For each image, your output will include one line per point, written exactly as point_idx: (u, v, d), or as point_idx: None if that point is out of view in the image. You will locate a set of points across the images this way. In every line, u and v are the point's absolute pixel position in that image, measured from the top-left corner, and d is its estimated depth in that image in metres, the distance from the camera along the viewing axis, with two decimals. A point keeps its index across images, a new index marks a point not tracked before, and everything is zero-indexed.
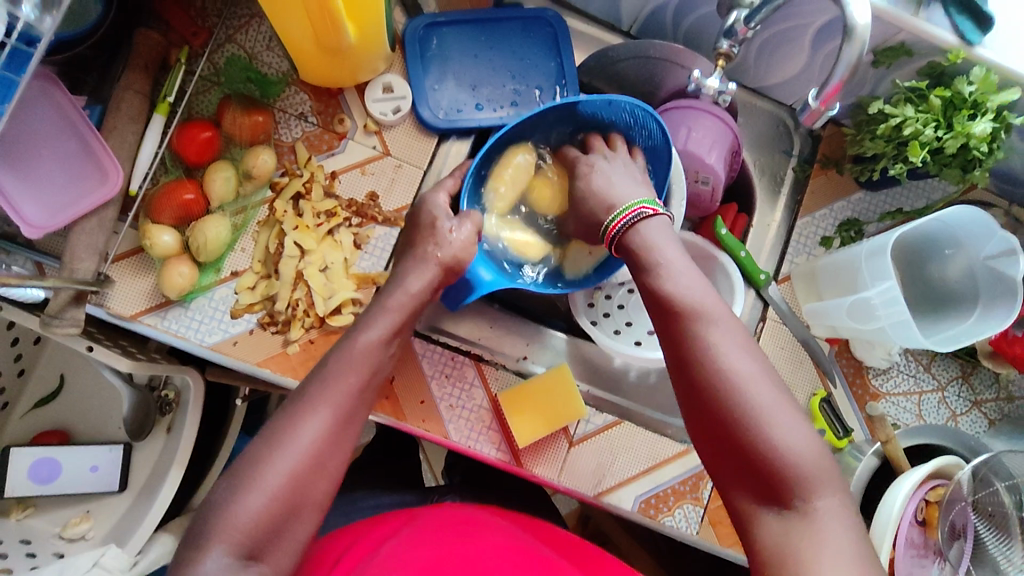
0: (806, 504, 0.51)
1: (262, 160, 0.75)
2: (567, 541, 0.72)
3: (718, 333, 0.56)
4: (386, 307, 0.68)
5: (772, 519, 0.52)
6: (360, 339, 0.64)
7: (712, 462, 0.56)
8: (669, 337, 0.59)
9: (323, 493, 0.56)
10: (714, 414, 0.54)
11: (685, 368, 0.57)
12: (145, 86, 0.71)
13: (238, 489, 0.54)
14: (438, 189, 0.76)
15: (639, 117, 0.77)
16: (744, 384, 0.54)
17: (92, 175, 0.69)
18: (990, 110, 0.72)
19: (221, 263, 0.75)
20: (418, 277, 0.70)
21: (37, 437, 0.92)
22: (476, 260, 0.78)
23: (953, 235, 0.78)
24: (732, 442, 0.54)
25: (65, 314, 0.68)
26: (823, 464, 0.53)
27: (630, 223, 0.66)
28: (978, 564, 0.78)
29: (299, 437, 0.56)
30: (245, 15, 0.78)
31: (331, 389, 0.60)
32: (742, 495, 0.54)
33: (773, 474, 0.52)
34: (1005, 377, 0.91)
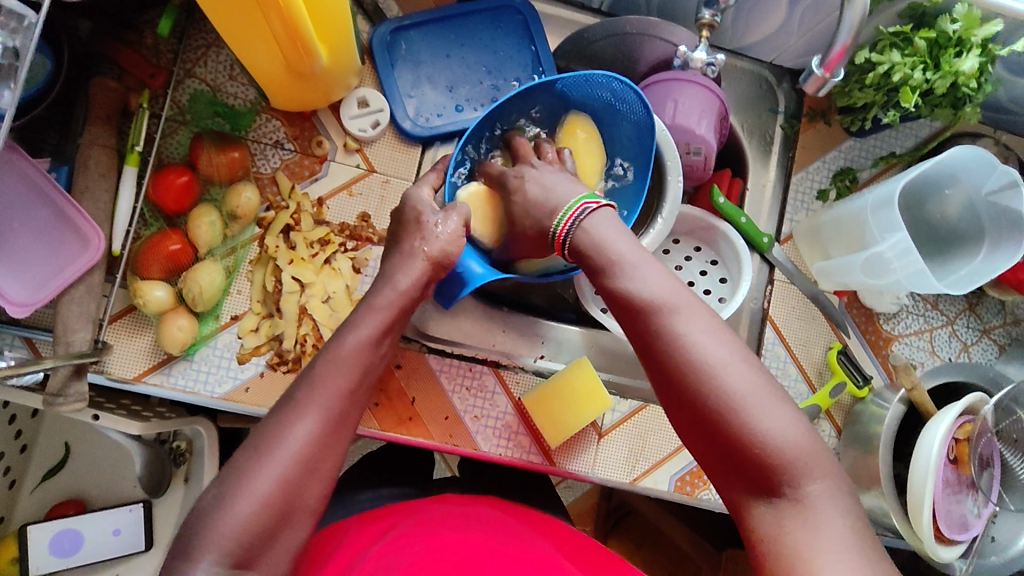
0: (797, 488, 0.50)
1: (244, 198, 0.72)
2: (579, 541, 0.65)
3: (683, 323, 0.54)
4: (374, 306, 0.61)
5: (766, 508, 0.51)
6: (347, 343, 0.58)
7: (697, 454, 0.55)
8: (635, 332, 0.57)
9: (318, 497, 0.52)
10: (690, 405, 0.53)
11: (659, 363, 0.55)
12: (110, 138, 0.68)
13: (227, 492, 0.49)
14: (421, 184, 0.70)
15: (619, 91, 0.73)
16: (712, 370, 0.52)
17: (71, 242, 0.65)
18: (976, 45, 0.71)
19: (219, 309, 0.72)
20: (407, 276, 0.63)
21: (52, 509, 0.90)
22: (466, 252, 0.73)
23: (951, 173, 0.77)
24: (712, 433, 0.52)
25: (68, 391, 0.64)
26: (808, 442, 0.51)
27: (579, 221, 0.63)
28: (1010, 490, 0.82)
29: (291, 441, 0.51)
30: (202, 46, 0.74)
31: (321, 388, 0.55)
32: (733, 484, 0.52)
33: (758, 461, 0.50)
34: (1010, 302, 0.92)
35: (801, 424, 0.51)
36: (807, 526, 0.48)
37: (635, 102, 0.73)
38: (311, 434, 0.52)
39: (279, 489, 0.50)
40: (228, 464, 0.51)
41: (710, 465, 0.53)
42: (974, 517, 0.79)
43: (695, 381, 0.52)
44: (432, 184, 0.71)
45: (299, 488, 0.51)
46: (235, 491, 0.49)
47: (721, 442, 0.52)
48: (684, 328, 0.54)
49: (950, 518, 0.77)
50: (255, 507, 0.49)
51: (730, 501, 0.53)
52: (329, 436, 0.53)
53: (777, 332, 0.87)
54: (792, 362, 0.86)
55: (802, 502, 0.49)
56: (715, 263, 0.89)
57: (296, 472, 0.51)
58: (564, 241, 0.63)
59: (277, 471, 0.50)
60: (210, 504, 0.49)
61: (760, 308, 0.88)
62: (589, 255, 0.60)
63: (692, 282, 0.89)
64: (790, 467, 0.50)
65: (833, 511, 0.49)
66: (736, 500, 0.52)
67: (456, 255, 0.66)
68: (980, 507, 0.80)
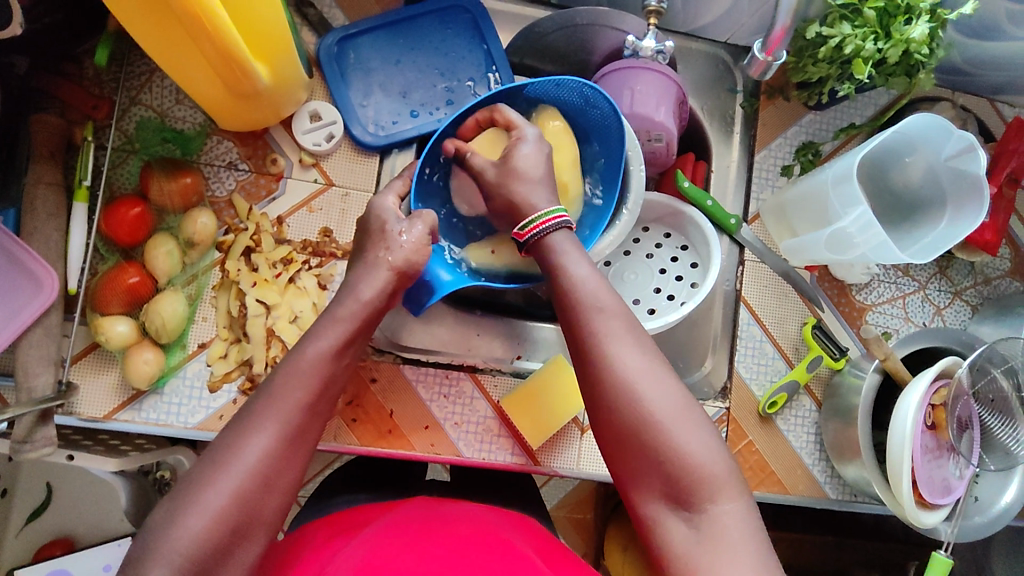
0: (715, 509, 0.51)
1: (201, 223, 0.70)
2: (558, 552, 0.62)
3: (620, 341, 0.56)
4: (336, 316, 0.60)
5: (681, 527, 0.51)
6: (308, 352, 0.57)
7: (617, 469, 0.55)
8: (578, 344, 0.57)
9: (275, 510, 0.51)
10: (615, 420, 0.54)
11: (592, 376, 0.56)
12: (56, 175, 0.67)
13: (176, 511, 0.48)
14: (386, 192, 0.69)
15: (591, 97, 0.72)
16: (642, 389, 0.53)
17: (23, 286, 0.64)
18: (924, 12, 0.71)
19: (185, 338, 0.71)
20: (369, 285, 0.62)
21: (39, 551, 0.89)
22: (432, 261, 0.73)
23: (909, 141, 0.77)
24: (633, 448, 0.53)
25: (35, 437, 0.64)
26: (729, 466, 0.52)
27: (544, 231, 0.63)
28: (989, 451, 0.83)
29: (245, 456, 0.50)
30: (145, 72, 0.73)
31: (277, 402, 0.53)
32: (651, 502, 0.53)
33: (676, 478, 0.51)
34: (979, 263, 0.93)
35: (723, 451, 0.53)
36: (722, 544, 0.49)
37: (606, 107, 0.73)
38: (269, 452, 0.51)
39: (233, 505, 0.49)
40: (179, 479, 0.50)
41: (630, 481, 0.54)
42: (956, 479, 0.80)
43: (633, 395, 0.53)
44: (396, 192, 0.70)
45: (262, 512, 0.50)
46: (186, 508, 0.48)
47: (642, 456, 0.53)
48: (619, 344, 0.55)
49: (932, 483, 0.78)
50: (209, 524, 0.48)
51: (643, 520, 0.53)
52: (287, 451, 0.52)
53: (751, 312, 0.87)
54: (768, 341, 0.87)
55: (714, 522, 0.50)
56: (685, 249, 0.89)
57: (252, 487, 0.50)
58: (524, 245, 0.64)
59: (230, 487, 0.49)
60: (161, 522, 0.48)
61: (733, 289, 0.88)
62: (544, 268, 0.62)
63: (664, 269, 0.89)
64: (711, 489, 0.51)
65: (750, 534, 0.50)
66: (649, 518, 0.53)
67: (419, 263, 0.64)
68: (961, 469, 0.81)
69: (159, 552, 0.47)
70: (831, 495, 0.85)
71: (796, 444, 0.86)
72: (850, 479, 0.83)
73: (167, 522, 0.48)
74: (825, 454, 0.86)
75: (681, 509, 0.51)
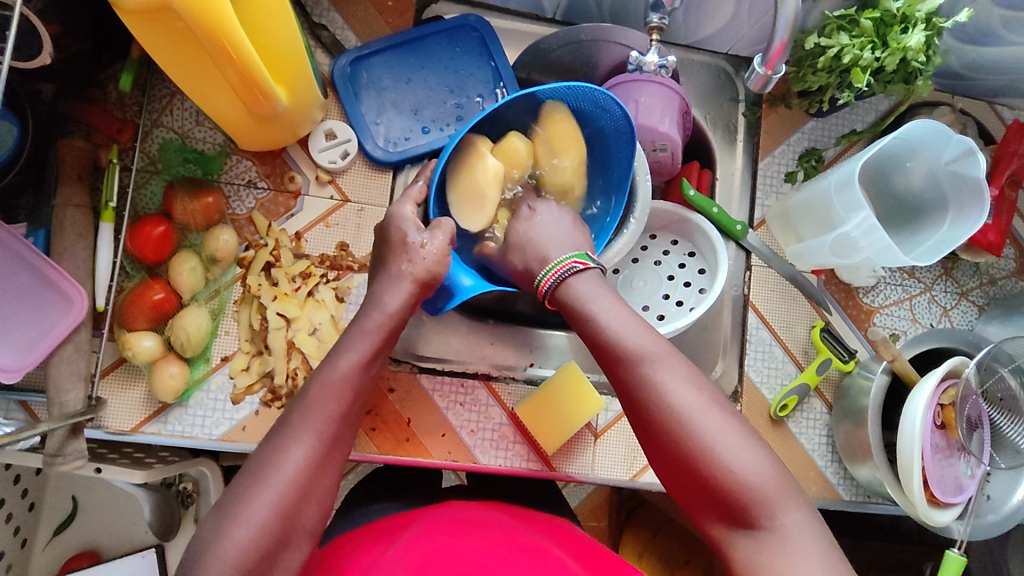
0: (779, 527, 0.52)
1: (222, 240, 0.73)
2: (588, 547, 0.65)
3: (663, 375, 0.57)
4: (363, 329, 0.62)
5: (751, 547, 0.53)
6: (341, 365, 0.59)
7: (681, 496, 0.57)
8: (621, 382, 0.59)
9: (315, 518, 0.54)
10: (670, 452, 0.56)
11: (640, 413, 0.58)
12: (84, 197, 0.69)
13: (223, 521, 0.50)
14: (404, 201, 0.71)
15: (602, 101, 0.74)
16: (692, 420, 0.55)
17: (55, 303, 0.66)
18: (920, 20, 0.72)
19: (209, 352, 0.73)
20: (395, 296, 0.64)
21: (67, 563, 0.91)
22: (455, 266, 0.74)
23: (909, 147, 0.79)
24: (691, 476, 0.55)
25: (66, 450, 0.65)
26: (788, 481, 0.54)
27: (563, 277, 0.64)
28: (999, 449, 0.84)
29: (284, 467, 0.52)
30: (166, 95, 0.75)
31: (313, 413, 0.56)
32: (719, 527, 0.54)
33: (739, 501, 0.53)
34: (984, 264, 0.94)
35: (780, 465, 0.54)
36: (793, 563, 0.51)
37: (617, 111, 0.74)
38: (306, 460, 0.53)
39: (274, 516, 0.51)
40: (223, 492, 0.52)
41: (696, 509, 0.56)
42: (967, 478, 0.81)
43: (683, 427, 0.55)
44: (414, 200, 0.72)
45: (302, 520, 0.52)
46: (232, 519, 0.50)
47: (702, 483, 0.54)
48: (660, 379, 0.57)
49: (944, 483, 0.79)
50: (252, 533, 0.50)
51: (716, 545, 0.55)
52: (323, 460, 0.55)
53: (759, 316, 0.88)
54: (777, 345, 0.88)
55: (784, 537, 0.52)
56: (693, 255, 0.91)
57: (291, 498, 0.52)
58: (547, 293, 0.65)
59: (271, 498, 0.51)
60: (208, 532, 0.50)
61: (741, 294, 0.90)
62: (574, 311, 0.63)
63: (673, 276, 0.91)
64: (775, 506, 0.52)
65: (818, 545, 0.51)
66: (721, 543, 0.55)
67: (440, 274, 0.67)
68: (972, 468, 0.82)
69: (207, 561, 0.48)
70: (844, 496, 0.86)
71: (808, 446, 0.87)
72: (863, 481, 0.84)
73: (215, 532, 0.50)
74: (836, 456, 0.87)
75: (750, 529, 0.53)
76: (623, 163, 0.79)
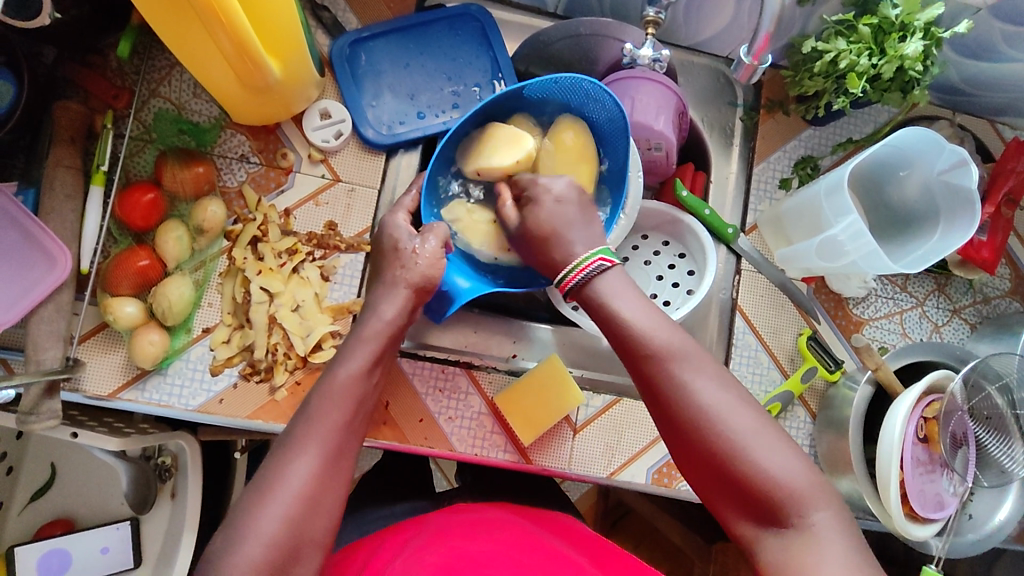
0: (809, 526, 0.53)
1: (210, 212, 0.73)
2: (577, 534, 0.72)
3: (686, 372, 0.57)
4: (363, 337, 0.64)
5: (778, 544, 0.54)
6: (341, 373, 0.61)
7: (706, 494, 0.57)
8: (645, 382, 0.59)
9: (324, 528, 0.54)
10: (695, 450, 0.56)
11: (664, 412, 0.58)
12: (75, 159, 0.70)
13: (233, 537, 0.51)
14: (397, 211, 0.73)
15: (591, 92, 0.73)
16: (718, 418, 0.55)
17: (39, 262, 0.67)
18: (919, 29, 0.72)
19: (190, 322, 0.73)
20: (391, 304, 0.66)
21: (41, 529, 0.91)
22: (450, 269, 0.76)
23: (905, 156, 0.78)
24: (718, 473, 0.55)
25: (40, 409, 0.66)
26: (816, 480, 0.54)
27: (586, 273, 0.64)
28: (984, 469, 0.82)
29: (292, 478, 0.54)
30: (165, 66, 0.76)
31: (317, 424, 0.57)
32: (745, 525, 0.55)
33: (768, 498, 0.53)
34: (978, 282, 0.93)
35: (807, 463, 0.54)
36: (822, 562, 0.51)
37: (608, 100, 0.73)
38: (312, 470, 0.54)
39: (284, 528, 0.52)
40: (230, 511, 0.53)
41: (722, 509, 0.56)
42: (949, 495, 0.80)
43: (709, 425, 0.55)
44: (405, 211, 0.74)
45: (312, 532, 0.53)
46: (241, 534, 0.51)
47: (729, 480, 0.55)
48: (684, 376, 0.57)
49: (924, 497, 0.78)
50: (262, 549, 0.51)
51: (743, 543, 0.56)
52: (329, 472, 0.55)
53: (746, 321, 0.88)
54: (763, 351, 0.87)
55: (812, 534, 0.53)
56: (682, 257, 0.91)
57: (299, 509, 0.53)
58: (568, 287, 0.65)
59: (281, 510, 0.52)
60: (220, 548, 0.51)
61: (730, 297, 0.89)
62: (596, 306, 0.63)
63: (661, 276, 0.91)
64: (803, 503, 0.53)
65: (844, 543, 0.52)
66: (748, 541, 0.56)
67: (436, 278, 0.68)
68: (956, 485, 0.81)
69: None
70: None
71: None
72: (844, 493, 0.82)
73: (225, 549, 0.51)
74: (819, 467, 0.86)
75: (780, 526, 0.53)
76: (617, 151, 0.78)
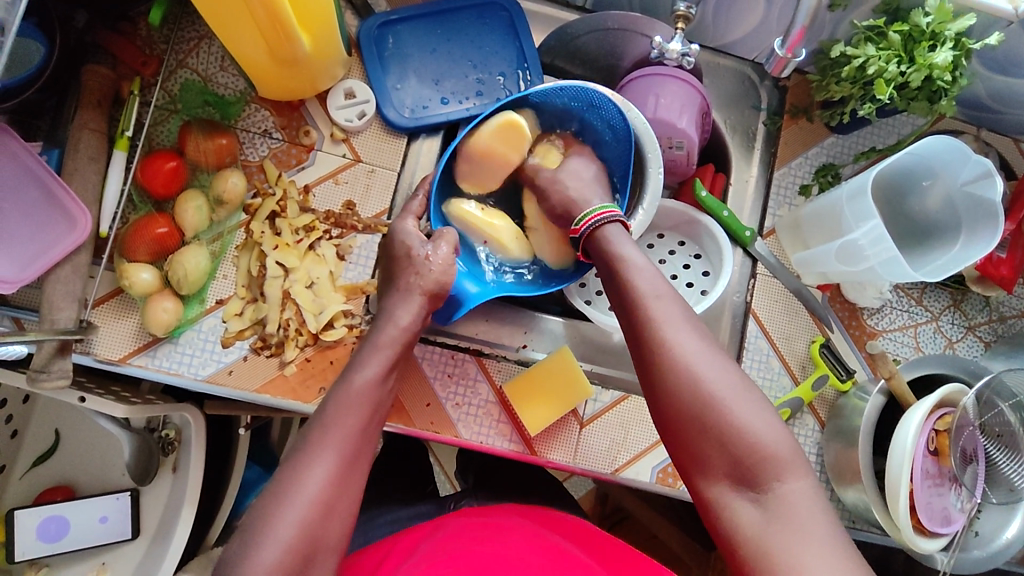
0: (782, 489, 0.52)
1: (231, 183, 0.73)
2: (580, 532, 0.72)
3: (680, 328, 0.57)
4: (377, 345, 0.65)
5: (749, 507, 0.53)
6: (356, 380, 0.61)
7: (679, 453, 0.56)
8: (634, 332, 0.60)
9: (338, 534, 0.54)
10: (677, 404, 0.56)
11: (651, 363, 0.57)
12: (101, 123, 0.70)
13: (248, 544, 0.51)
14: (404, 216, 0.74)
15: (595, 100, 0.77)
16: (705, 374, 0.55)
17: (59, 223, 0.67)
18: (949, 39, 0.72)
19: (204, 293, 0.73)
20: (407, 310, 0.67)
21: (41, 495, 0.91)
22: (460, 275, 0.76)
23: (930, 166, 0.78)
24: (695, 429, 0.55)
25: (51, 368, 0.66)
26: (795, 452, 0.54)
27: (597, 224, 0.67)
28: (993, 485, 0.81)
29: (310, 483, 0.53)
30: (194, 38, 0.76)
31: (333, 431, 0.57)
32: (713, 483, 0.54)
33: (746, 459, 0.53)
34: (995, 300, 0.92)
35: (786, 429, 0.55)
36: (792, 526, 0.51)
37: (612, 109, 0.76)
38: (329, 477, 0.54)
39: (300, 535, 0.52)
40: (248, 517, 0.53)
41: (692, 464, 0.55)
42: (956, 511, 0.79)
43: (695, 378, 0.55)
44: (414, 215, 0.74)
45: (326, 539, 0.53)
46: (257, 541, 0.51)
47: (707, 437, 0.54)
48: (678, 330, 0.57)
49: (931, 510, 0.77)
50: (280, 555, 0.50)
51: (708, 503, 0.55)
52: (346, 474, 0.56)
53: (759, 325, 0.87)
54: (774, 356, 0.86)
55: (787, 502, 0.52)
56: (697, 257, 0.91)
57: (316, 514, 0.53)
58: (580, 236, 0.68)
59: (297, 517, 0.52)
60: (237, 551, 0.51)
61: (743, 301, 0.89)
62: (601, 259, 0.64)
63: (675, 275, 0.91)
64: (782, 469, 0.53)
65: (818, 511, 0.52)
66: (714, 501, 0.54)
67: (449, 284, 0.69)
68: (963, 501, 0.80)
69: None
70: None
71: None
72: (850, 504, 0.82)
73: (241, 555, 0.51)
74: (824, 476, 0.85)
75: (754, 489, 0.53)
76: (622, 157, 0.79)
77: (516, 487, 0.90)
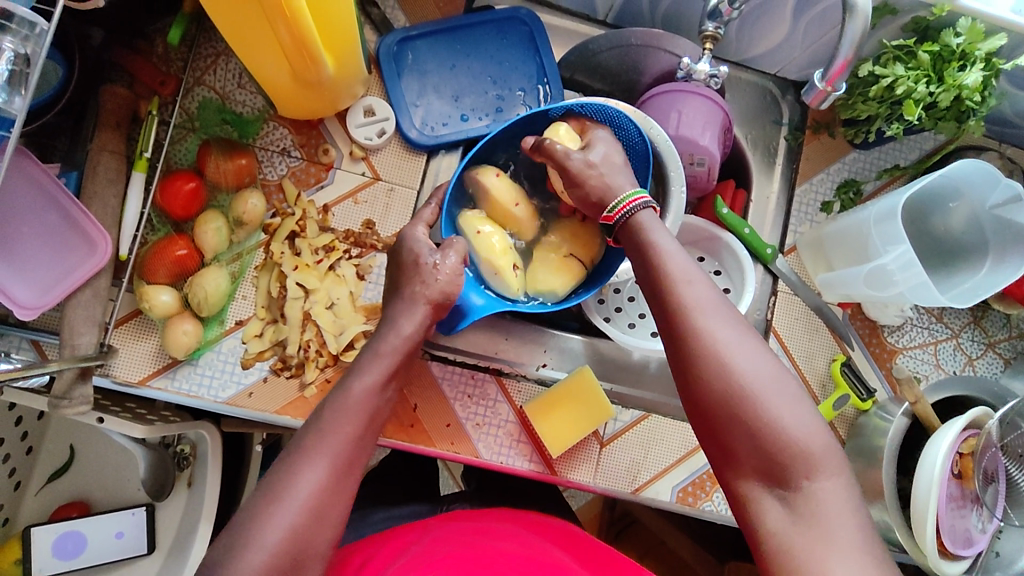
0: (811, 487, 0.51)
1: (251, 204, 0.73)
2: (575, 538, 0.72)
3: (710, 315, 0.56)
4: (378, 352, 0.63)
5: (778, 506, 0.52)
6: (353, 389, 0.60)
7: (710, 446, 0.55)
8: (663, 317, 0.58)
9: (327, 543, 0.54)
10: (705, 395, 0.54)
11: (679, 350, 0.56)
12: (119, 144, 0.69)
13: (236, 547, 0.51)
14: (415, 223, 0.71)
15: (614, 118, 0.74)
16: (734, 362, 0.54)
17: (79, 246, 0.66)
18: (979, 59, 0.71)
19: (223, 314, 0.73)
20: (410, 320, 0.65)
21: (57, 510, 0.91)
22: (466, 284, 0.73)
23: (954, 186, 0.77)
24: (722, 421, 0.54)
25: (73, 394, 0.65)
26: (827, 447, 0.52)
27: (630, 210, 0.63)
28: (1015, 505, 0.81)
29: (300, 487, 0.53)
30: (210, 55, 0.76)
31: (330, 438, 0.56)
32: (743, 479, 0.53)
33: (776, 455, 0.52)
34: (1016, 317, 0.91)
35: (819, 424, 0.53)
36: (819, 528, 0.50)
37: (631, 129, 0.73)
38: (317, 485, 0.54)
39: (287, 540, 0.51)
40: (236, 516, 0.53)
41: (722, 458, 0.54)
42: (978, 532, 0.79)
43: (724, 366, 0.54)
44: (426, 222, 0.72)
45: (314, 545, 0.53)
46: (243, 545, 0.50)
47: (736, 431, 0.53)
48: (707, 318, 0.55)
49: (954, 532, 0.76)
50: (266, 559, 0.50)
51: (739, 498, 0.54)
52: (338, 483, 0.55)
53: (781, 344, 0.86)
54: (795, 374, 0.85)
55: (815, 503, 0.51)
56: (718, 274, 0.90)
57: (305, 521, 0.52)
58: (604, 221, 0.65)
59: (287, 521, 0.51)
60: (226, 554, 0.51)
61: (764, 319, 0.88)
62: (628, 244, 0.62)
63: None
64: (811, 466, 0.51)
65: (847, 510, 0.50)
66: (744, 495, 0.54)
67: (453, 294, 0.67)
68: (984, 521, 0.80)
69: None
70: None
71: None
72: None
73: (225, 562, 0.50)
74: None
75: (783, 486, 0.52)
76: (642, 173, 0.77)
77: (529, 501, 0.89)
